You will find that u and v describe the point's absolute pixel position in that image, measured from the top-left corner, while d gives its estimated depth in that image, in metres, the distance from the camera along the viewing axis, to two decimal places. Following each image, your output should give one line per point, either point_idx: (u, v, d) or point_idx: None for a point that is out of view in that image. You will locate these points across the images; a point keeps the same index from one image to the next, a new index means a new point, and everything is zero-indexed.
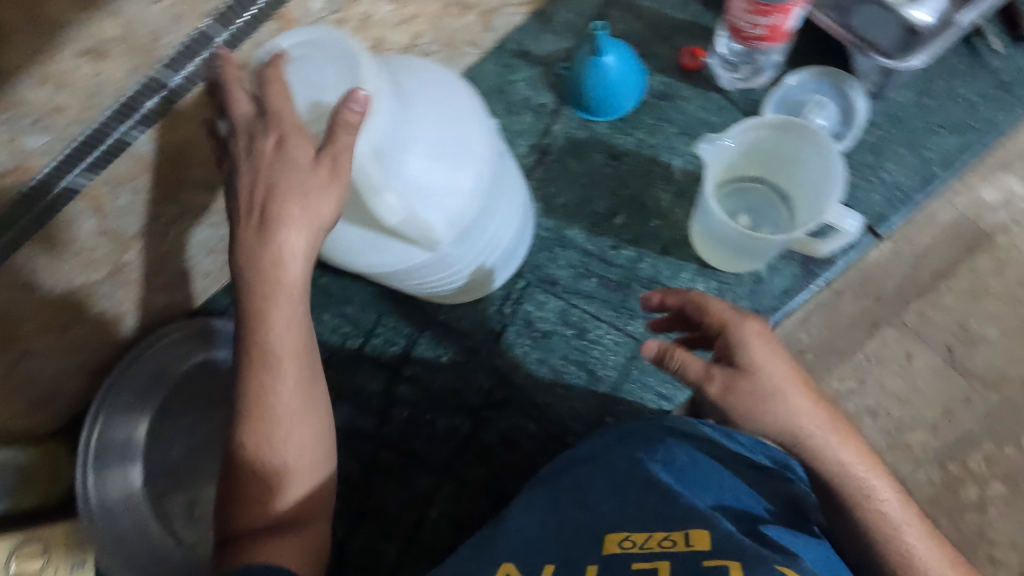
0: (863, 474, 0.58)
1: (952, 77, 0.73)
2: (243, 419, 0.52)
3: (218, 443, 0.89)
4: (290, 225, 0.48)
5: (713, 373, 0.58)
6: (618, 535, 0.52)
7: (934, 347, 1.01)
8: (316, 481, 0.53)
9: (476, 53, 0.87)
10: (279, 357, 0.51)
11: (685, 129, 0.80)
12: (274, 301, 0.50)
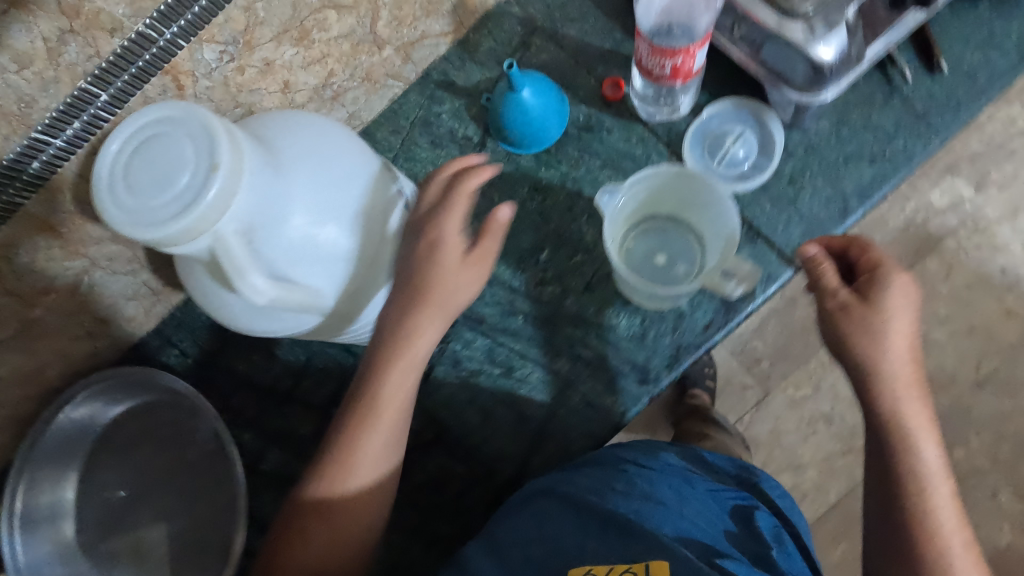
0: (914, 431, 0.58)
1: (868, 105, 0.73)
2: (328, 452, 0.60)
3: (156, 488, 0.86)
4: (426, 310, 0.58)
5: (838, 293, 0.59)
6: (580, 569, 0.56)
7: None
8: (369, 526, 0.61)
9: (399, 85, 0.86)
10: (379, 416, 0.59)
11: (608, 162, 0.80)
12: (393, 365, 0.59)
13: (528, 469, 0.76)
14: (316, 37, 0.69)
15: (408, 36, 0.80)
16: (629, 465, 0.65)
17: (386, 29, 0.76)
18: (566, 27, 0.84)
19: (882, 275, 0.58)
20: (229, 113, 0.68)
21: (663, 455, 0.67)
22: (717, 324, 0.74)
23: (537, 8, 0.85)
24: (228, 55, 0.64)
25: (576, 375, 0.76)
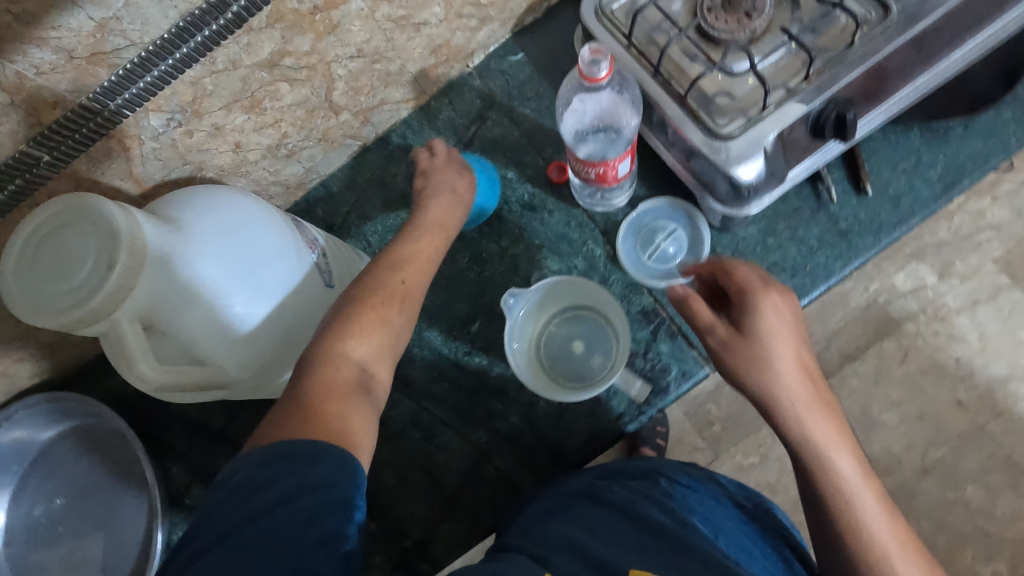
0: (829, 453, 0.56)
1: (795, 218, 0.75)
2: (317, 364, 0.56)
3: (82, 508, 0.88)
4: (410, 267, 0.65)
5: (715, 326, 0.60)
6: None
7: None
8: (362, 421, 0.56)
9: (358, 144, 0.89)
10: (378, 336, 0.60)
11: (547, 242, 0.82)
12: (388, 298, 0.62)
13: (436, 535, 0.78)
14: (268, 105, 0.73)
15: (366, 102, 0.83)
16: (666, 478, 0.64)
17: (342, 97, 0.79)
18: (522, 106, 0.87)
19: (750, 303, 0.58)
20: (178, 169, 0.72)
21: (689, 471, 0.66)
22: (632, 413, 0.76)
23: (497, 83, 0.88)
24: (176, 121, 0.67)
25: (492, 448, 0.79)
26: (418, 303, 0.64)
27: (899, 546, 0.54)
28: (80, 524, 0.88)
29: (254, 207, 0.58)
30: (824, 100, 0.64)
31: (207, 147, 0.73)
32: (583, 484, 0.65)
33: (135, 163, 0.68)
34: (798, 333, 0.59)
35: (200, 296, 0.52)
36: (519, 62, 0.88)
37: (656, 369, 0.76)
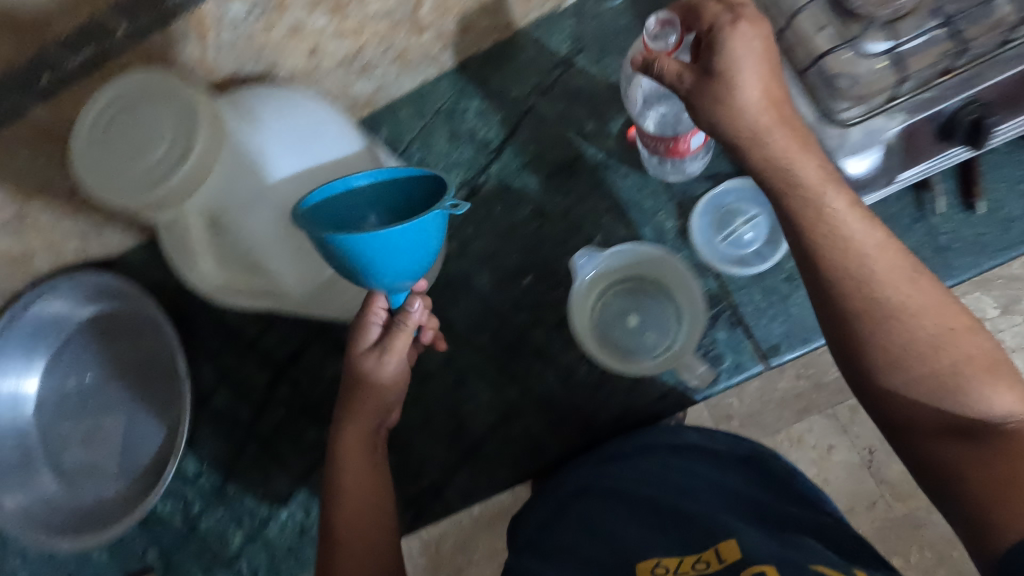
0: (857, 244, 0.54)
1: (892, 225, 0.69)
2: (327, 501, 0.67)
3: (108, 390, 0.90)
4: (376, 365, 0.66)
5: (686, 74, 0.57)
6: (647, 562, 0.54)
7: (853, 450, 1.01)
8: (381, 517, 0.66)
9: (434, 70, 0.84)
10: (358, 456, 0.67)
11: (615, 206, 0.78)
12: (354, 415, 0.67)
13: (453, 480, 0.77)
14: (352, 11, 0.68)
15: (451, 26, 0.78)
16: (662, 450, 0.69)
17: (429, 15, 0.74)
18: (613, 56, 0.81)
19: (716, 40, 0.55)
20: (251, 66, 0.69)
21: (683, 441, 0.70)
22: (675, 395, 0.73)
23: (591, 28, 0.82)
24: (256, 12, 0.63)
25: (523, 405, 0.77)
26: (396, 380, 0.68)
27: (950, 326, 0.52)
28: (105, 405, 0.89)
29: (327, 117, 0.58)
30: (965, 98, 0.60)
31: (283, 47, 0.69)
32: (581, 475, 0.70)
33: (209, 51, 0.65)
34: (772, 67, 0.56)
35: (268, 194, 0.53)
36: (618, 9, 0.81)
37: (708, 357, 0.72)
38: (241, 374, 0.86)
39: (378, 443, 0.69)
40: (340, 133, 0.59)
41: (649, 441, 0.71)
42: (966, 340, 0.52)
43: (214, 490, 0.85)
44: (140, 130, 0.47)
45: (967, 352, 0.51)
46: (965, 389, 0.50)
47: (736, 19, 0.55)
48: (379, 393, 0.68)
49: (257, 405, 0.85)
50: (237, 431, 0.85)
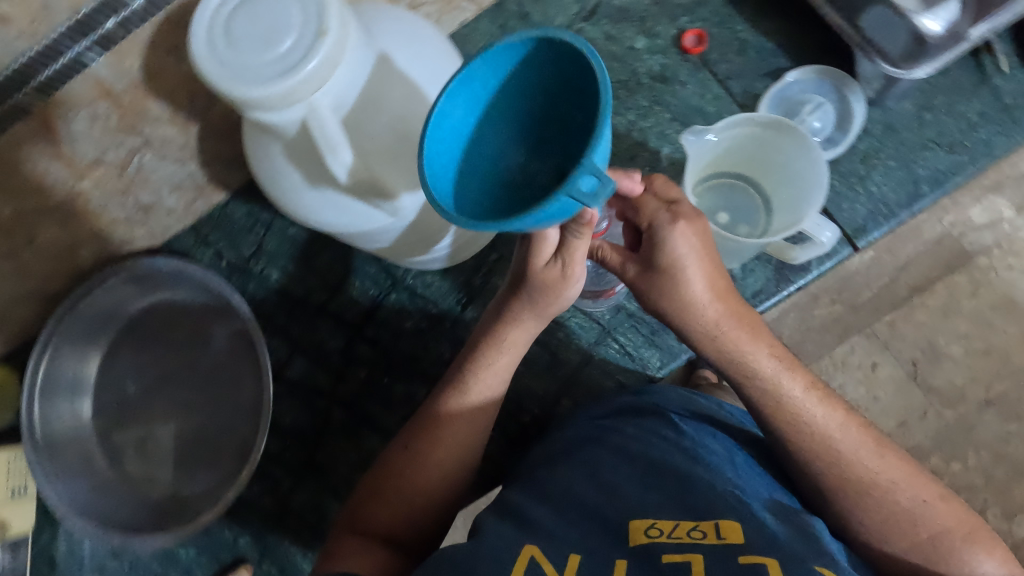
0: (823, 429, 0.54)
1: (956, 92, 0.71)
2: (374, 478, 0.62)
3: (173, 381, 0.86)
4: (489, 367, 0.62)
5: (627, 266, 0.55)
6: (643, 522, 0.48)
7: (901, 360, 0.95)
8: (416, 514, 0.61)
9: (472, 9, 0.83)
10: (437, 438, 0.62)
11: (678, 116, 0.78)
12: (455, 418, 0.62)
13: (555, 411, 0.76)
14: None
15: None
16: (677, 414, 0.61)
17: None
18: None
19: (654, 237, 0.52)
20: None
21: (695, 408, 0.63)
22: (767, 291, 0.73)
23: None
24: None
25: (616, 324, 0.77)
26: (496, 398, 0.64)
27: (922, 499, 0.52)
28: (171, 398, 0.86)
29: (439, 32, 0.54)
30: None
31: None
32: (580, 430, 0.63)
33: None
34: (711, 261, 0.54)
35: (396, 95, 0.47)
36: None
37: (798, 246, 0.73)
38: (315, 341, 0.84)
39: (478, 431, 0.63)
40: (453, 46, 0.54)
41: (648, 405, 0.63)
42: (943, 510, 0.52)
43: (302, 464, 0.82)
44: (271, 18, 0.41)
45: (946, 517, 0.51)
46: (945, 558, 0.50)
47: (674, 217, 0.52)
48: (481, 405, 0.63)
49: (335, 370, 0.82)
50: (319, 401, 0.82)
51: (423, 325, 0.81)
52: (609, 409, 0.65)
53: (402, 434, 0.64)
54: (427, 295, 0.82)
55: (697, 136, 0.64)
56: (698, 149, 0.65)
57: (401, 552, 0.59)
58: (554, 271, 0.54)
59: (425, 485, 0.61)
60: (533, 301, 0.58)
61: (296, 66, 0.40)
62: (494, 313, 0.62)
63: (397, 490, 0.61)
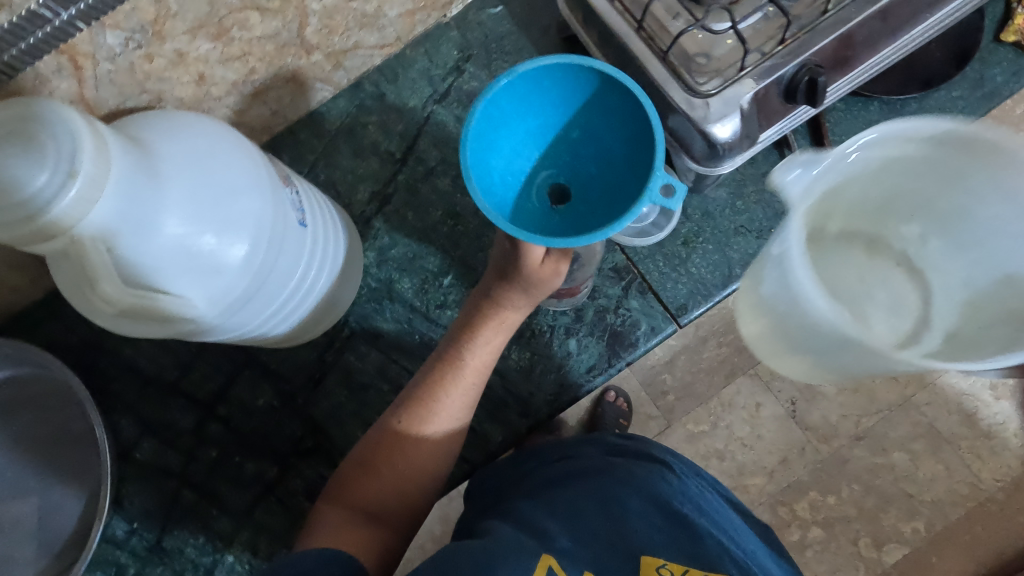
0: None
1: (763, 181, 0.79)
2: (358, 458, 0.61)
3: (24, 460, 0.83)
4: (483, 344, 0.61)
5: None
6: (654, 559, 0.53)
7: (781, 399, 0.88)
8: (399, 488, 0.60)
9: (328, 90, 0.85)
10: (423, 416, 0.61)
11: None
12: (447, 387, 0.61)
13: None
14: (236, 35, 0.69)
15: (340, 44, 0.79)
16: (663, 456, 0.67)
17: (315, 36, 0.75)
18: (501, 60, 0.86)
19: None
20: (135, 98, 0.67)
21: (675, 458, 0.69)
22: (600, 366, 0.78)
23: (475, 35, 0.86)
24: (134, 42, 0.62)
25: None
26: (486, 373, 0.63)
27: None
28: (17, 480, 0.82)
29: (234, 139, 0.55)
30: (797, 64, 0.65)
31: (169, 75, 0.68)
32: (584, 461, 0.65)
33: (86, 85, 0.63)
34: None
35: (172, 217, 0.48)
36: (497, 15, 0.86)
37: (627, 325, 0.78)
38: (165, 420, 0.82)
39: (456, 424, 0.63)
40: (251, 154, 0.56)
41: (645, 451, 0.67)
42: None
43: (149, 549, 0.80)
44: (19, 156, 0.42)
45: None
46: None
47: None
48: (454, 416, 0.62)
49: (186, 450, 0.81)
50: (168, 482, 0.81)
51: (275, 403, 0.81)
52: (602, 444, 0.68)
53: (396, 407, 0.62)
54: (280, 371, 0.82)
55: (815, 164, 0.49)
56: (845, 170, 0.52)
57: (389, 532, 0.58)
58: (549, 267, 0.53)
59: (405, 465, 0.60)
60: (524, 285, 0.55)
61: (50, 204, 0.42)
62: (486, 291, 0.59)
63: (388, 464, 0.60)
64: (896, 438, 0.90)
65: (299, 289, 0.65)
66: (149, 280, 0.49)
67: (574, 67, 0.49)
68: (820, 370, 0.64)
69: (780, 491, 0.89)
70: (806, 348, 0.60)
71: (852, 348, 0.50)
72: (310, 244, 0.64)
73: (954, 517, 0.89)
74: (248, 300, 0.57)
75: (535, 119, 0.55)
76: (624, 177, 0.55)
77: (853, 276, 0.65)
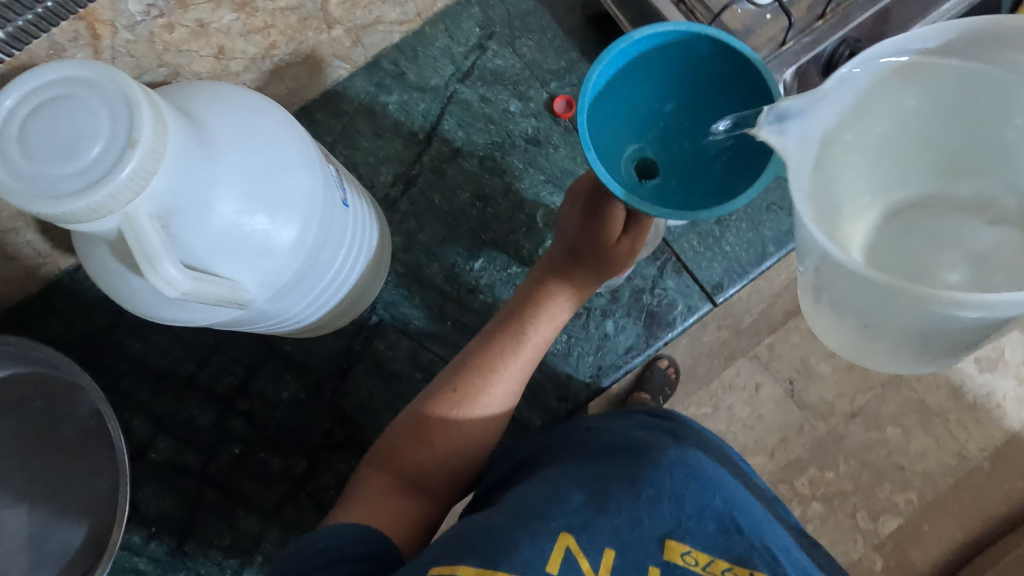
0: None
1: None
2: (401, 428, 0.59)
3: (21, 466, 0.75)
4: (541, 322, 0.60)
5: None
6: (680, 544, 0.46)
7: (779, 378, 0.88)
8: (443, 465, 0.58)
9: (346, 68, 0.80)
10: (473, 394, 0.59)
11: (551, 178, 0.81)
12: (500, 367, 0.60)
13: None
14: (260, 6, 0.64)
15: (361, 19, 0.75)
16: (696, 433, 0.59)
17: (338, 8, 0.71)
18: (525, 37, 0.83)
19: None
20: (152, 72, 0.63)
21: (711, 437, 0.61)
22: (638, 347, 0.79)
23: (498, 12, 0.83)
24: (157, 9, 0.58)
25: None
26: (539, 355, 0.62)
27: None
28: (14, 488, 0.75)
29: (288, 118, 0.52)
30: (837, 39, 0.65)
31: (188, 47, 0.64)
32: (614, 435, 0.56)
33: (103, 56, 0.59)
34: None
35: (226, 195, 0.45)
36: None
37: (663, 304, 0.79)
38: (182, 417, 0.77)
39: (505, 410, 0.61)
40: (302, 131, 0.53)
41: (677, 429, 0.59)
42: None
43: (170, 553, 0.75)
44: (77, 128, 0.39)
45: None
46: None
47: None
48: (505, 400, 0.60)
49: (207, 447, 0.77)
50: (188, 482, 0.76)
51: (301, 395, 0.78)
52: (632, 419, 0.60)
53: (445, 379, 0.60)
54: (305, 362, 0.79)
55: (811, 102, 0.34)
56: (858, 109, 0.36)
57: (429, 499, 0.57)
58: (625, 247, 0.55)
59: (459, 439, 0.58)
60: (598, 263, 0.57)
61: (105, 179, 0.39)
62: (553, 268, 0.60)
63: (439, 435, 0.58)
64: (889, 414, 0.87)
65: (342, 275, 0.62)
66: (201, 264, 0.45)
67: (691, 36, 0.47)
68: (894, 353, 0.39)
69: (780, 469, 0.87)
70: (872, 320, 0.36)
71: (895, 295, 0.31)
72: (352, 227, 0.61)
73: (946, 484, 0.86)
74: (294, 284, 0.54)
75: (631, 87, 0.51)
76: (724, 155, 0.49)
77: (923, 241, 0.38)
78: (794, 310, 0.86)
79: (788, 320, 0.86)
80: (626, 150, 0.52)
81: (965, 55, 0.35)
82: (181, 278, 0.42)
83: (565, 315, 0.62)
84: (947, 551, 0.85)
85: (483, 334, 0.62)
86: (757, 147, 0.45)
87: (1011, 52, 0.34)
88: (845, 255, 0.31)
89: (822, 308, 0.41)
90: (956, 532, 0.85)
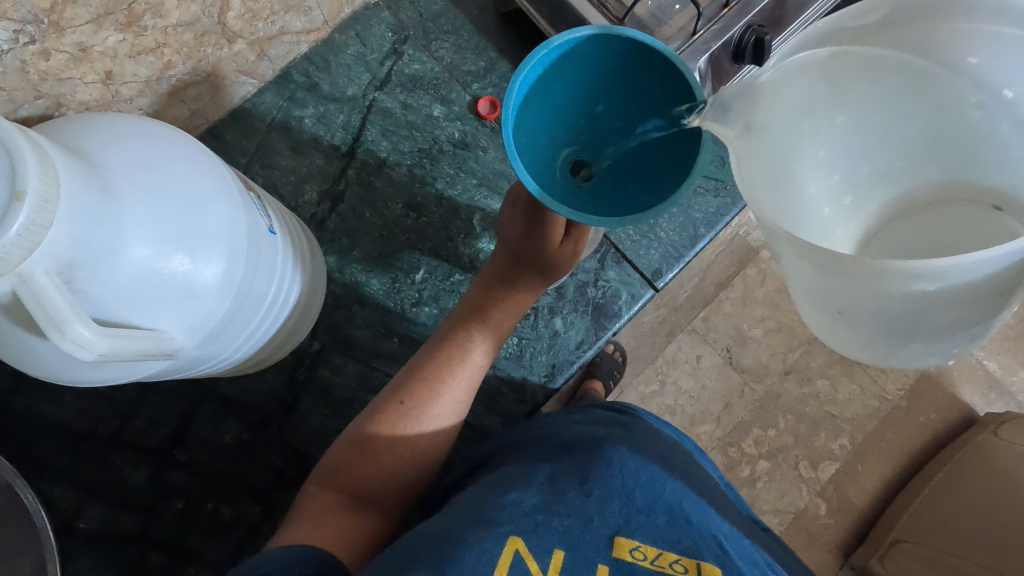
0: None
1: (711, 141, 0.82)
2: (349, 450, 0.54)
3: None
4: (486, 331, 0.59)
5: None
6: (628, 539, 0.44)
7: (717, 346, 0.91)
8: (398, 479, 0.54)
9: (254, 83, 0.75)
10: (426, 407, 0.56)
11: (484, 181, 0.80)
12: (450, 378, 0.57)
13: None
14: (149, 23, 0.59)
15: (264, 30, 0.70)
16: (649, 428, 0.60)
17: (237, 21, 0.66)
18: (440, 39, 0.81)
19: None
20: (28, 105, 0.57)
21: (662, 433, 0.61)
22: (588, 339, 0.80)
23: (409, 15, 0.80)
24: (27, 35, 0.52)
25: None
26: (486, 362, 0.60)
27: None
28: None
29: (198, 146, 0.48)
30: (743, 25, 0.67)
31: (69, 74, 0.57)
32: (570, 433, 0.55)
33: None
34: None
35: (136, 239, 0.41)
36: None
37: (607, 296, 0.81)
38: (112, 479, 0.71)
39: (457, 423, 0.59)
40: (216, 159, 0.49)
41: (632, 422, 0.60)
42: None
43: None
44: None
45: None
46: None
47: None
48: (457, 412, 0.58)
49: (144, 508, 0.71)
50: (127, 549, 0.70)
51: (245, 437, 0.74)
52: (590, 414, 0.61)
53: (392, 391, 0.57)
54: (245, 402, 0.74)
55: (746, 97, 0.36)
56: (800, 101, 0.36)
57: (377, 513, 0.53)
58: (568, 249, 0.56)
59: (408, 453, 0.55)
60: (542, 268, 0.57)
61: None
62: (498, 276, 0.60)
63: (389, 452, 0.54)
64: (817, 368, 0.93)
65: (275, 308, 0.59)
66: (115, 318, 0.41)
67: (607, 41, 0.47)
68: (882, 341, 0.38)
69: (727, 432, 0.91)
70: (843, 305, 0.35)
71: (849, 270, 0.31)
72: (282, 256, 0.57)
73: (871, 426, 0.93)
74: (226, 324, 0.51)
75: (559, 92, 0.50)
76: (651, 161, 0.50)
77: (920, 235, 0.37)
78: (723, 281, 0.90)
79: (719, 291, 0.90)
80: (562, 159, 0.53)
81: (907, 32, 0.35)
82: (96, 339, 0.38)
83: (509, 321, 0.61)
84: (880, 487, 0.92)
85: (433, 345, 0.59)
86: (683, 153, 0.46)
87: (955, 21, 0.35)
88: (791, 237, 0.31)
89: (799, 300, 0.40)
90: (885, 469, 0.92)
